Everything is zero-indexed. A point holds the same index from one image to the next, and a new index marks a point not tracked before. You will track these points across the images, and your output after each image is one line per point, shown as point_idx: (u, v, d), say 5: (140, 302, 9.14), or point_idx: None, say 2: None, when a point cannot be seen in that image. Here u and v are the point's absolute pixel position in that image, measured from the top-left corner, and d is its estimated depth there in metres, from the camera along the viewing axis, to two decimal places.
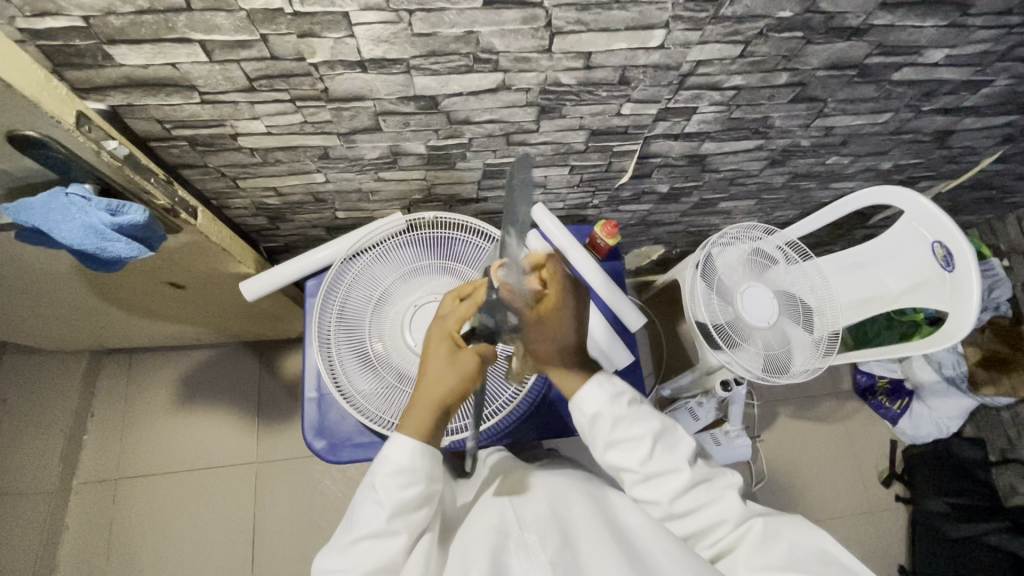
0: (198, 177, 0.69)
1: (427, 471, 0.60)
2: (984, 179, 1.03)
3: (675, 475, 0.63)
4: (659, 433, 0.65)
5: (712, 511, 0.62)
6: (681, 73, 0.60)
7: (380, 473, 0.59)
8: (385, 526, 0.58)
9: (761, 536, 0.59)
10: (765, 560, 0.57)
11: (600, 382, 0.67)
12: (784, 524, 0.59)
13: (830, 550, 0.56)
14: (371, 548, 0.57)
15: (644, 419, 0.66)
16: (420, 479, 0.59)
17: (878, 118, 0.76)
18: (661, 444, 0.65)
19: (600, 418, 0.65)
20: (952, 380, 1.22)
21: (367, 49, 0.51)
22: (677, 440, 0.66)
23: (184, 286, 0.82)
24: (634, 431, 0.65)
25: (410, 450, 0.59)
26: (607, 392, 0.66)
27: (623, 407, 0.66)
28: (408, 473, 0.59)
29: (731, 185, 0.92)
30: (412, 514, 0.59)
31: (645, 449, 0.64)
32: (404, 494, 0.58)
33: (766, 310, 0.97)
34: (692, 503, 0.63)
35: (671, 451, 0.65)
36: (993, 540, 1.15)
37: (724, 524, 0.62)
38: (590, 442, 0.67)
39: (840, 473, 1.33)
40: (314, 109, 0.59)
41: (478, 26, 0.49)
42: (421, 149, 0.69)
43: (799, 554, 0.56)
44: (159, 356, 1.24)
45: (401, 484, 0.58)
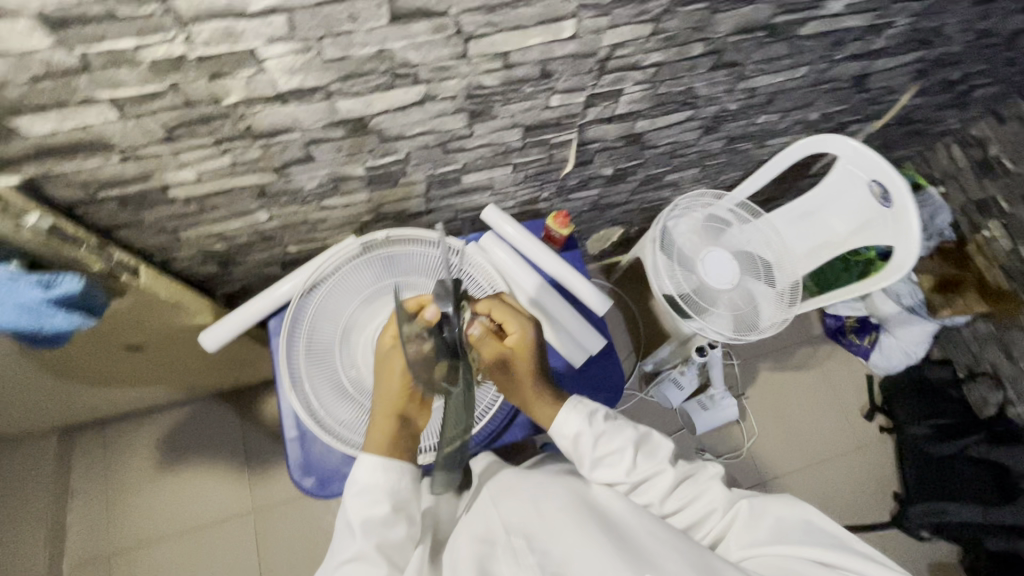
0: (136, 236, 0.67)
1: (391, 487, 0.61)
2: (908, 114, 1.07)
3: (660, 477, 0.65)
4: (638, 441, 0.66)
5: (701, 503, 0.63)
6: (600, 58, 0.61)
7: (349, 495, 0.61)
8: (360, 546, 0.58)
9: (748, 515, 0.60)
10: (755, 538, 0.58)
11: (573, 406, 0.67)
12: (767, 500, 0.61)
13: (815, 520, 0.58)
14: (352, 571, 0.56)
15: (620, 430, 0.66)
16: (385, 496, 0.61)
17: (797, 73, 0.79)
18: (642, 451, 0.66)
19: (581, 437, 0.65)
20: (913, 309, 1.25)
21: (283, 82, 0.50)
22: (655, 444, 0.68)
23: (142, 347, 0.80)
24: (614, 445, 0.65)
25: (375, 466, 0.61)
26: (582, 412, 0.66)
27: (599, 423, 0.66)
28: (373, 490, 0.61)
29: (673, 158, 0.94)
30: (387, 530, 0.60)
31: (627, 459, 0.65)
32: (373, 511, 0.60)
33: (728, 271, 1.00)
34: (680, 501, 0.63)
35: (652, 456, 0.66)
36: (976, 452, 1.20)
37: (713, 513, 0.62)
38: (578, 463, 0.67)
39: (825, 415, 1.37)
40: (242, 149, 0.58)
41: (390, 42, 0.49)
42: (360, 171, 0.69)
43: (785, 527, 0.58)
44: (133, 422, 1.20)
45: (367, 504, 0.60)
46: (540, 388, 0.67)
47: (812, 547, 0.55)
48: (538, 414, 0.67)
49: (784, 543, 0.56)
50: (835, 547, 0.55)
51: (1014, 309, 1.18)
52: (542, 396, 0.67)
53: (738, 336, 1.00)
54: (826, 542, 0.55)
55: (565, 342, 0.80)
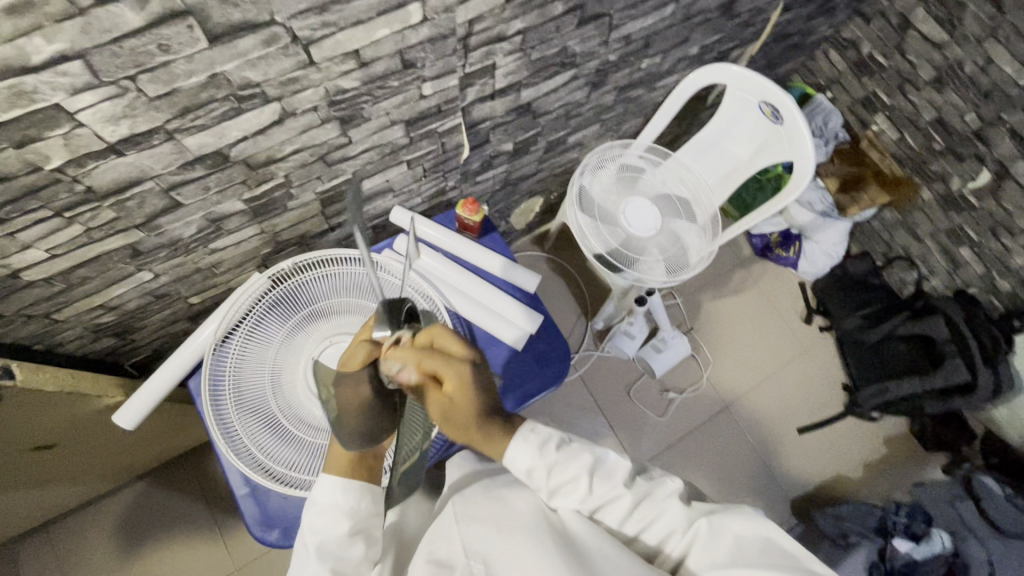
0: (2, 330, 0.60)
1: (351, 508, 0.58)
2: (782, 30, 1.10)
3: (618, 502, 0.62)
4: (593, 467, 0.62)
5: (661, 524, 0.61)
6: (460, 37, 0.58)
7: (309, 514, 0.58)
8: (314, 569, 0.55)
9: (708, 534, 0.58)
10: (715, 558, 0.56)
11: (524, 435, 0.61)
12: (726, 517, 0.58)
13: (778, 538, 0.56)
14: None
15: (574, 457, 0.62)
16: (346, 515, 0.58)
17: (665, 11, 0.78)
18: (597, 477, 0.62)
19: (533, 471, 0.62)
20: (825, 213, 1.33)
21: (109, 132, 0.45)
22: (614, 464, 0.63)
23: (52, 443, 0.73)
24: (568, 474, 0.61)
25: (334, 487, 0.58)
26: (532, 444, 0.61)
27: (551, 454, 0.61)
28: (333, 510, 0.58)
29: (570, 119, 0.93)
30: (345, 551, 0.57)
31: (583, 487, 0.61)
32: (333, 532, 0.57)
33: (649, 219, 1.02)
34: (640, 523, 0.61)
35: (609, 478, 0.62)
36: (903, 330, 1.27)
37: (673, 534, 0.60)
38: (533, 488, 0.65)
39: (769, 329, 1.44)
40: (91, 213, 0.52)
41: (219, 65, 0.45)
42: (240, 206, 0.64)
43: (745, 546, 0.55)
44: (81, 515, 1.11)
45: (329, 522, 0.57)
46: (486, 431, 0.58)
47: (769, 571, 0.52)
48: (487, 450, 0.61)
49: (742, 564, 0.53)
50: (794, 568, 0.52)
51: (911, 192, 1.27)
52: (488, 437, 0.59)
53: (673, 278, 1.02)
54: (787, 564, 0.53)
55: (504, 328, 0.79)
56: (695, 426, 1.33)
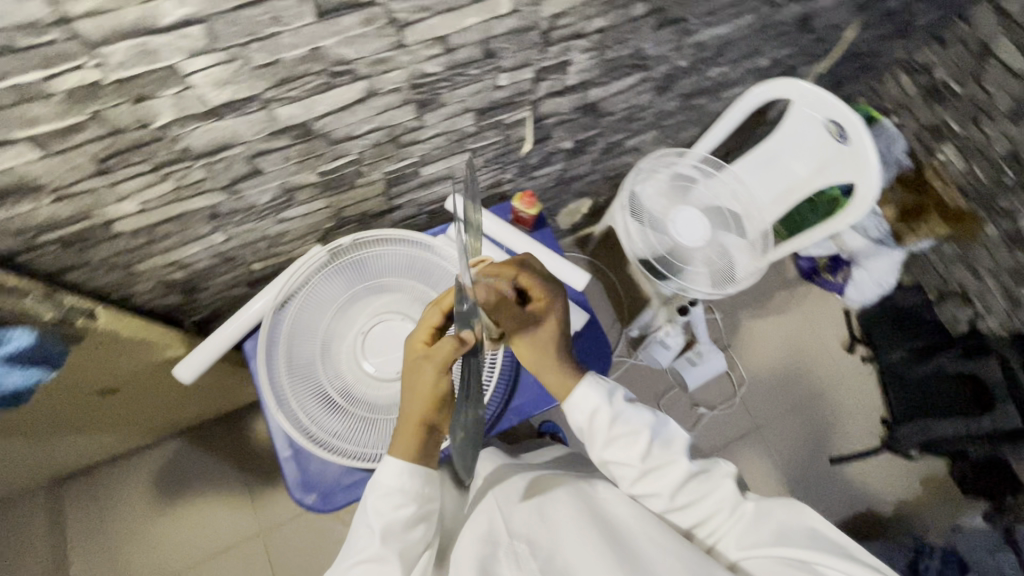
0: (88, 276, 0.64)
1: (415, 491, 0.61)
2: (855, 49, 1.08)
3: (672, 468, 0.65)
4: (653, 426, 0.67)
5: (710, 501, 0.64)
6: (543, 31, 0.59)
7: (374, 497, 0.60)
8: (378, 549, 0.58)
9: (751, 517, 0.62)
10: (755, 539, 0.60)
11: (591, 382, 0.68)
12: (773, 504, 0.62)
13: (820, 528, 0.59)
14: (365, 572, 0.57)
15: (639, 413, 0.68)
16: (412, 499, 0.61)
17: (742, 21, 0.78)
18: (657, 439, 0.66)
19: (596, 416, 0.67)
20: (880, 240, 1.31)
21: (214, 95, 0.47)
22: (671, 433, 0.68)
23: (115, 388, 0.77)
24: (630, 428, 0.66)
25: (400, 470, 0.60)
26: (599, 390, 0.67)
27: (616, 405, 0.67)
28: (400, 493, 0.60)
29: (631, 122, 0.93)
30: (406, 533, 0.60)
31: (643, 444, 0.65)
32: (399, 514, 0.59)
33: (700, 230, 1.01)
34: (690, 495, 0.64)
35: (666, 445, 0.67)
36: (951, 367, 1.24)
37: (721, 511, 0.63)
38: (588, 442, 0.69)
39: (809, 353, 1.41)
40: (183, 172, 0.55)
41: (321, 40, 0.47)
42: (314, 178, 0.66)
43: (789, 531, 0.59)
44: (124, 463, 1.17)
45: (393, 506, 0.60)
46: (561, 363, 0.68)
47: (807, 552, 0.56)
48: (559, 388, 0.68)
49: (780, 544, 0.58)
50: (836, 554, 0.55)
51: (975, 229, 1.21)
52: (563, 371, 0.68)
53: (718, 290, 1.01)
54: (828, 548, 0.56)
55: None
56: (723, 444, 1.31)
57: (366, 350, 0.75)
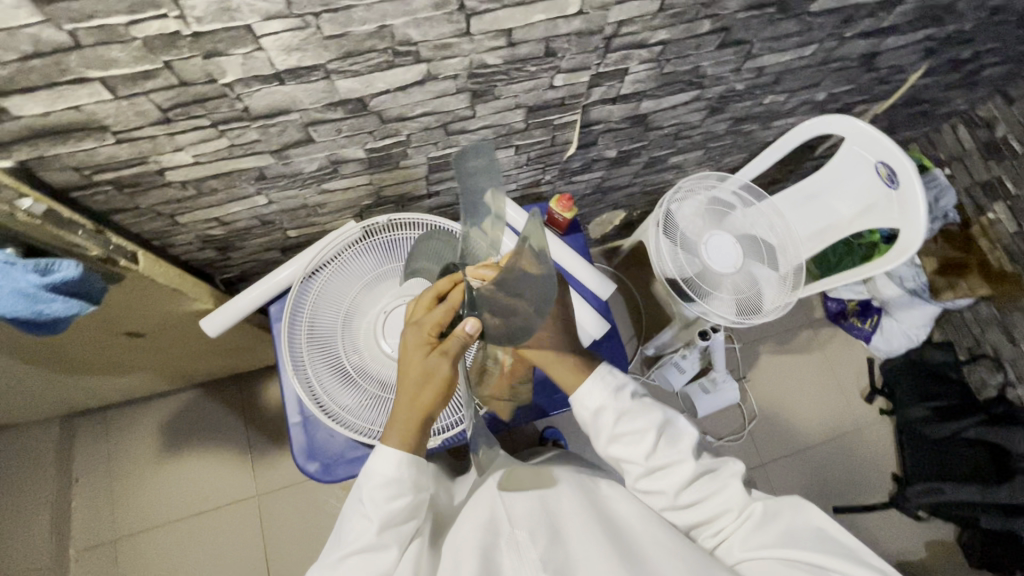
0: (133, 220, 0.66)
1: (413, 481, 0.60)
2: (916, 94, 1.05)
3: (680, 467, 0.64)
4: (663, 426, 0.65)
5: (716, 501, 0.63)
6: (605, 36, 0.59)
7: (368, 487, 0.59)
8: (371, 539, 0.57)
9: (760, 519, 0.60)
10: (763, 540, 0.58)
11: (601, 376, 0.67)
12: (782, 505, 0.61)
13: (828, 530, 0.58)
14: (358, 564, 0.56)
15: (646, 411, 0.66)
16: (407, 489, 0.60)
17: (805, 51, 0.77)
18: (665, 438, 0.65)
19: (602, 412, 0.66)
20: (914, 291, 1.24)
21: (280, 60, 0.49)
22: (679, 432, 0.66)
23: (142, 333, 0.79)
24: (637, 425, 0.65)
25: (395, 459, 0.59)
26: (607, 385, 0.66)
27: (624, 401, 0.66)
28: (396, 484, 0.59)
29: (677, 139, 0.93)
30: (401, 525, 0.59)
31: (649, 442, 0.64)
32: (393, 506, 0.58)
33: (730, 256, 0.98)
34: (696, 494, 0.63)
35: (674, 445, 0.65)
36: (972, 433, 1.20)
37: (728, 513, 0.62)
38: (592, 437, 0.68)
39: (826, 397, 1.37)
40: (239, 131, 0.56)
41: (390, 19, 0.48)
42: (361, 154, 0.67)
43: (796, 533, 0.58)
44: (139, 408, 1.20)
45: (387, 496, 0.58)
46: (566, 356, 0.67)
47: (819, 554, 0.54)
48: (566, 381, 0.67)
49: (789, 547, 0.56)
50: (844, 558, 0.53)
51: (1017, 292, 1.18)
52: (572, 363, 0.67)
53: (742, 320, 0.97)
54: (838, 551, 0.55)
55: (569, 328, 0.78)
56: None
57: (386, 330, 0.73)
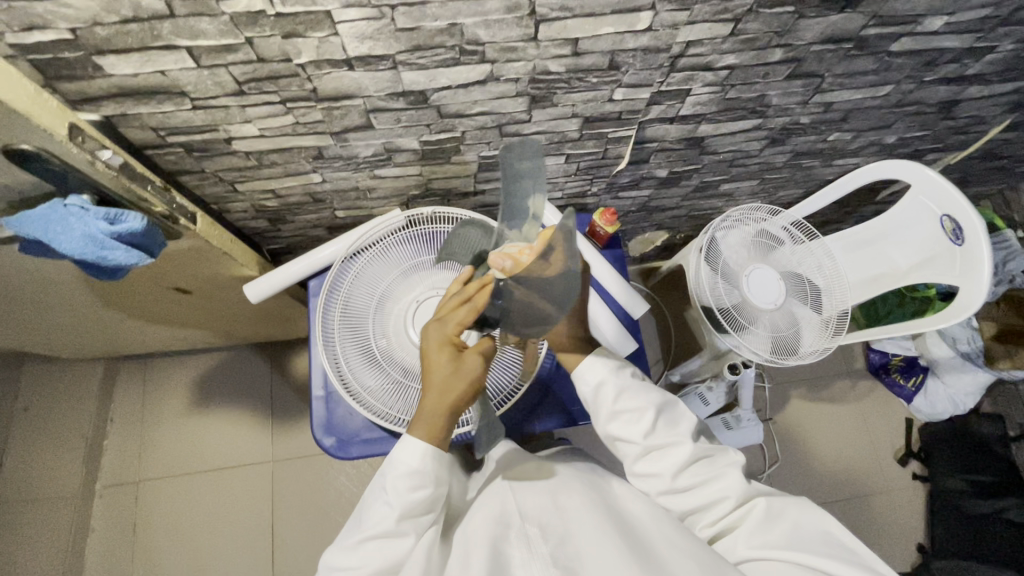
0: (197, 182, 0.70)
1: (436, 476, 0.60)
2: (995, 148, 1.00)
3: (678, 449, 0.63)
4: (660, 406, 0.64)
5: (714, 487, 0.61)
6: (671, 55, 0.59)
7: (391, 476, 0.59)
8: (391, 527, 0.58)
9: (765, 516, 0.58)
10: (767, 539, 0.56)
11: (601, 355, 0.67)
12: (787, 503, 0.59)
13: (837, 534, 0.56)
14: (377, 548, 0.58)
15: (644, 390, 0.65)
16: (430, 482, 0.59)
17: (879, 91, 0.74)
18: (664, 417, 0.64)
19: (602, 388, 0.65)
20: (968, 355, 1.17)
21: (353, 47, 0.51)
22: (677, 415, 0.66)
23: (190, 290, 0.83)
24: (635, 404, 0.64)
25: (418, 451, 0.59)
26: (608, 361, 0.66)
27: (625, 377, 0.65)
28: (419, 476, 0.59)
29: (732, 167, 0.91)
30: (418, 517, 0.60)
31: (647, 421, 0.63)
32: (414, 498, 0.58)
33: (772, 292, 0.93)
34: (694, 478, 0.62)
35: (671, 425, 0.64)
36: (1013, 516, 1.13)
37: (725, 502, 0.60)
38: (593, 415, 0.66)
39: (857, 452, 1.31)
40: (304, 110, 0.59)
41: (462, 17, 0.49)
42: (415, 145, 0.69)
43: (802, 535, 0.56)
44: (174, 360, 1.26)
45: (410, 488, 0.58)
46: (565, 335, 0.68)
47: (824, 560, 0.52)
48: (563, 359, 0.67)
49: (795, 550, 0.54)
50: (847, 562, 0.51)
51: None
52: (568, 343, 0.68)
53: (774, 360, 0.94)
54: (843, 556, 0.53)
55: (597, 341, 0.78)
56: None
57: (416, 319, 0.72)
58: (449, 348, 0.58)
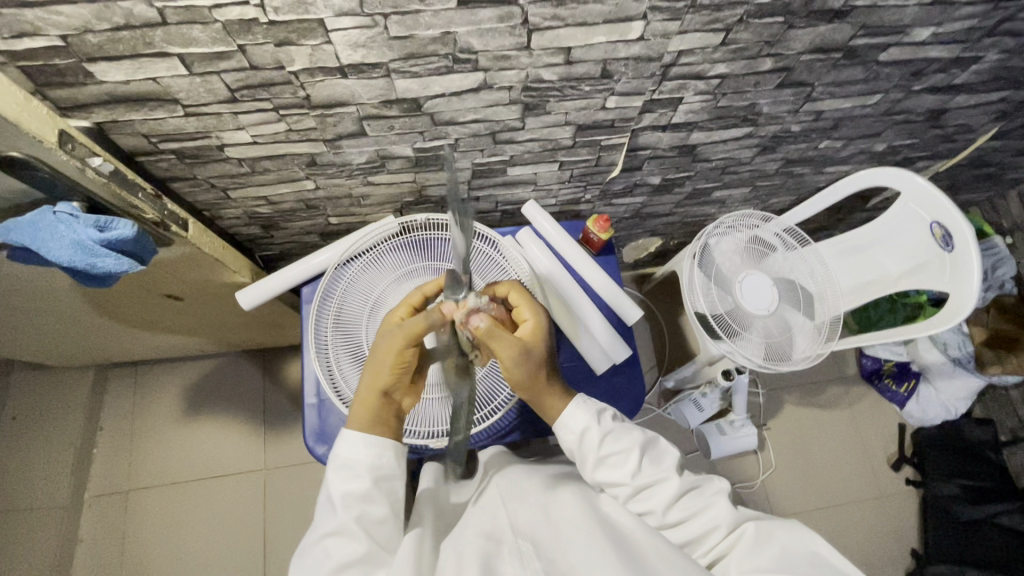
0: (188, 189, 0.70)
1: (373, 462, 0.60)
2: (982, 156, 1.01)
3: (664, 485, 0.62)
4: (645, 444, 0.64)
5: (704, 518, 0.61)
6: (663, 64, 0.59)
7: (331, 469, 0.60)
8: (340, 520, 0.57)
9: (754, 540, 0.58)
10: (757, 564, 0.56)
11: (580, 401, 0.65)
12: (775, 525, 0.59)
13: (823, 553, 0.55)
14: (333, 545, 0.56)
15: (628, 432, 0.64)
16: (367, 471, 0.59)
17: (868, 100, 0.75)
18: (648, 456, 0.64)
19: (587, 433, 0.63)
20: (958, 360, 1.19)
21: (346, 55, 0.51)
22: (661, 451, 0.65)
23: (181, 296, 0.83)
24: (620, 446, 0.63)
25: (357, 441, 0.59)
26: (589, 408, 0.64)
27: (607, 422, 0.64)
28: (355, 465, 0.59)
29: (724, 174, 0.91)
30: (368, 505, 0.58)
31: (633, 462, 0.62)
32: (353, 486, 0.58)
33: (766, 299, 0.93)
34: (684, 512, 0.61)
35: (658, 463, 0.64)
36: (1004, 521, 1.14)
37: (717, 530, 0.60)
38: (579, 462, 0.65)
39: (850, 457, 1.31)
40: (297, 117, 0.59)
41: (455, 26, 0.49)
42: (408, 152, 0.69)
43: (793, 557, 0.55)
44: (165, 367, 1.25)
45: (347, 478, 0.59)
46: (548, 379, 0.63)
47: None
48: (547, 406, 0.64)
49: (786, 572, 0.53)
50: None
51: None
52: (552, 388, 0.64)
53: (768, 366, 0.94)
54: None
55: (590, 348, 0.78)
56: None
57: None
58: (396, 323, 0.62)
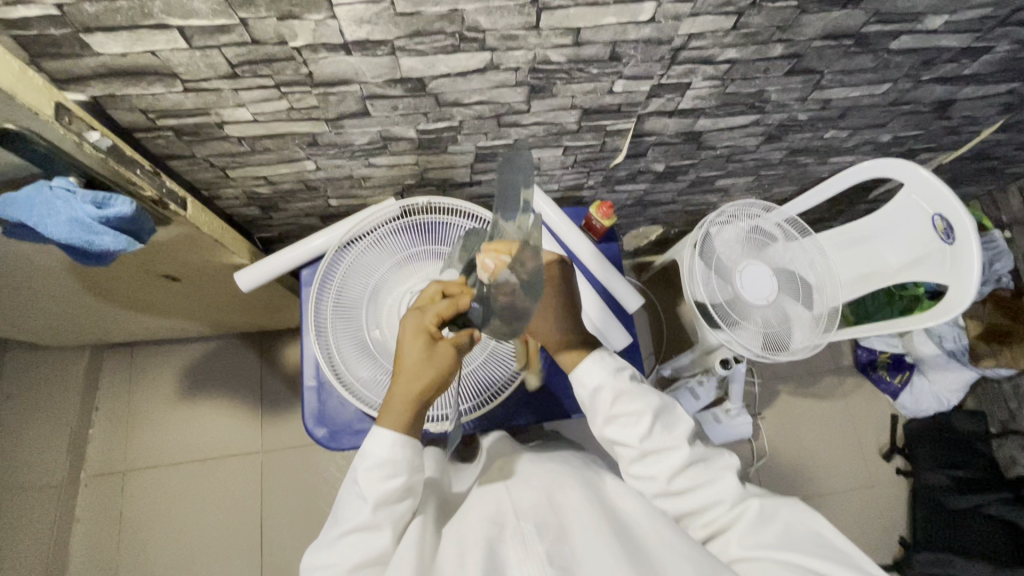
0: (188, 167, 0.69)
1: (408, 462, 0.59)
2: (986, 149, 1.01)
3: (674, 454, 0.62)
4: (658, 410, 0.64)
5: (709, 491, 0.62)
6: (673, 47, 0.58)
7: (363, 467, 0.58)
8: (369, 518, 0.57)
9: (757, 517, 0.59)
10: (760, 540, 0.57)
11: (600, 356, 0.66)
12: (780, 505, 0.60)
13: (827, 535, 0.56)
14: (356, 541, 0.57)
15: (642, 395, 0.64)
16: (402, 470, 0.58)
17: (876, 89, 0.74)
18: (661, 421, 0.64)
19: (600, 391, 0.64)
20: (953, 354, 1.20)
21: (350, 31, 0.49)
22: (675, 418, 0.65)
23: (179, 277, 0.82)
24: (632, 408, 0.63)
25: (388, 441, 0.58)
26: (606, 366, 0.65)
27: (622, 381, 0.65)
28: (390, 464, 0.58)
29: (728, 162, 0.91)
30: (396, 505, 0.58)
31: (644, 425, 0.63)
32: (386, 486, 0.57)
33: (766, 287, 0.94)
34: (690, 481, 0.62)
35: (669, 429, 0.64)
36: (994, 511, 1.15)
37: (719, 505, 0.61)
38: (589, 416, 0.66)
39: (842, 447, 1.33)
40: (299, 95, 0.58)
41: (462, 3, 0.48)
42: (412, 134, 0.68)
43: (794, 535, 0.57)
44: (160, 348, 1.24)
45: (382, 477, 0.57)
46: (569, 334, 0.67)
47: (810, 558, 0.53)
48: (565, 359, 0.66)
49: (787, 550, 0.55)
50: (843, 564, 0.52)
51: None
52: (572, 342, 0.66)
53: (766, 354, 0.94)
54: (835, 557, 0.54)
55: (590, 335, 0.78)
56: None
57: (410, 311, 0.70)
58: (425, 334, 0.57)
